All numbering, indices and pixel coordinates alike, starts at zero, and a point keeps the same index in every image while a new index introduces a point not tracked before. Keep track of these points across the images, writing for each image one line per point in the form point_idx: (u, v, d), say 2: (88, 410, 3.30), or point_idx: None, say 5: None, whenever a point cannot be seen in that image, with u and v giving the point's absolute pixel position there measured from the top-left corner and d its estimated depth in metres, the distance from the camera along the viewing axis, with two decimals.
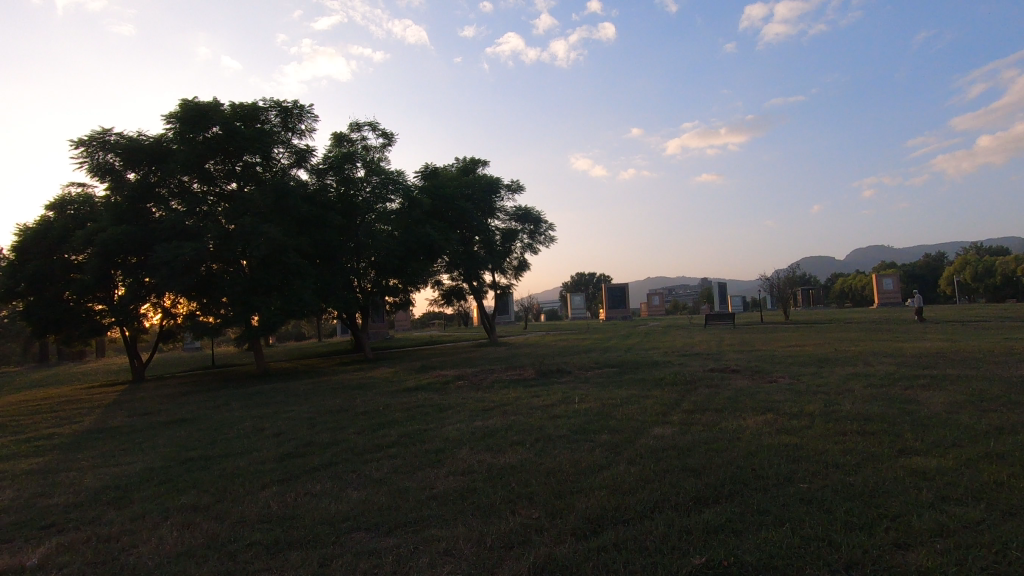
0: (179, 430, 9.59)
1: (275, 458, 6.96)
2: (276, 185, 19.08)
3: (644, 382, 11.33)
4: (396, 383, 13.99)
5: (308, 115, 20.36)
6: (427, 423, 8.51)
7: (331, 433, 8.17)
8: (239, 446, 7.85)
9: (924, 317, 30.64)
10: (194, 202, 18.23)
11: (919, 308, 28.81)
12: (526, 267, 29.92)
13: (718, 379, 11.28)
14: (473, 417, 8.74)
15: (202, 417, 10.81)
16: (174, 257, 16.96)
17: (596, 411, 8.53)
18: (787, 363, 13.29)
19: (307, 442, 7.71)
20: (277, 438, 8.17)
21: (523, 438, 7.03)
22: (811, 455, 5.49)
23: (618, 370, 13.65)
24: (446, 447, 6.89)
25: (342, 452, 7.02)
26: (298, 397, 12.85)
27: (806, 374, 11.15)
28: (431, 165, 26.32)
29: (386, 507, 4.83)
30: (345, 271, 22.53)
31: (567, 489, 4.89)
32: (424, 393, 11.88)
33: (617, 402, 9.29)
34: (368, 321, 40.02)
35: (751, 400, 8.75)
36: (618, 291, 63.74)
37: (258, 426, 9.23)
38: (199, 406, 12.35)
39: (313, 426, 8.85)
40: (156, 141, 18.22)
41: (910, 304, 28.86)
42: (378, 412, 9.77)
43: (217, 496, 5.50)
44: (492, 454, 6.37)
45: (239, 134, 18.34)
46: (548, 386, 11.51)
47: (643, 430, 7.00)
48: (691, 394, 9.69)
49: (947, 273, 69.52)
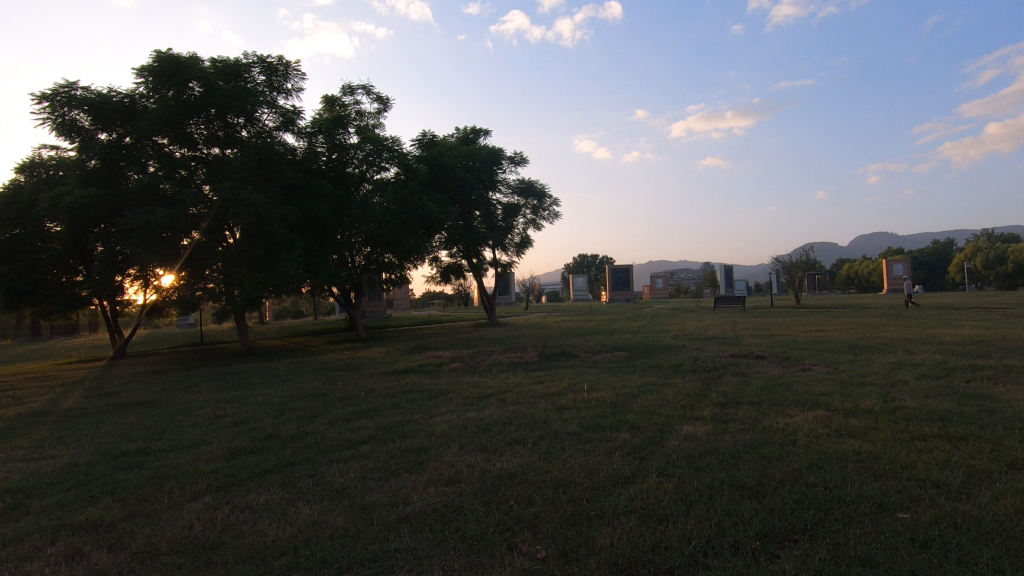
0: (132, 415, 8.38)
1: (225, 455, 5.77)
2: (261, 147, 17.68)
3: (660, 369, 10.11)
4: (386, 364, 12.82)
5: (295, 74, 18.92)
6: (413, 412, 7.31)
7: (300, 424, 6.97)
8: (188, 438, 6.63)
9: (930, 307, 29.39)
10: (170, 165, 16.84)
11: (910, 299, 27.96)
12: (529, 244, 28.56)
13: (745, 365, 10.10)
14: (467, 406, 7.54)
15: (165, 401, 9.64)
16: (146, 223, 15.56)
17: (611, 402, 7.31)
18: (815, 349, 12.08)
19: (268, 434, 6.50)
20: (235, 428, 6.96)
21: (525, 435, 5.81)
22: (898, 469, 4.25)
23: (629, 354, 12.43)
24: (430, 445, 5.67)
25: (305, 449, 5.80)
26: (278, 378, 11.65)
27: (843, 362, 9.92)
28: (429, 133, 24.85)
29: (342, 535, 3.63)
30: (336, 244, 21.23)
31: (584, 515, 3.66)
32: (414, 377, 10.67)
33: (633, 391, 8.07)
34: (364, 299, 38.79)
35: (792, 392, 7.53)
36: (621, 273, 62.42)
37: (220, 412, 8.03)
38: (166, 388, 11.18)
39: (280, 414, 7.64)
40: (128, 98, 16.78)
41: (905, 293, 27.95)
42: (359, 398, 8.58)
43: (133, 510, 4.29)
44: (487, 457, 5.15)
45: (220, 91, 16.91)
46: (552, 371, 10.27)
47: (672, 428, 5.77)
48: (718, 383, 8.45)
49: (958, 261, 67.98)
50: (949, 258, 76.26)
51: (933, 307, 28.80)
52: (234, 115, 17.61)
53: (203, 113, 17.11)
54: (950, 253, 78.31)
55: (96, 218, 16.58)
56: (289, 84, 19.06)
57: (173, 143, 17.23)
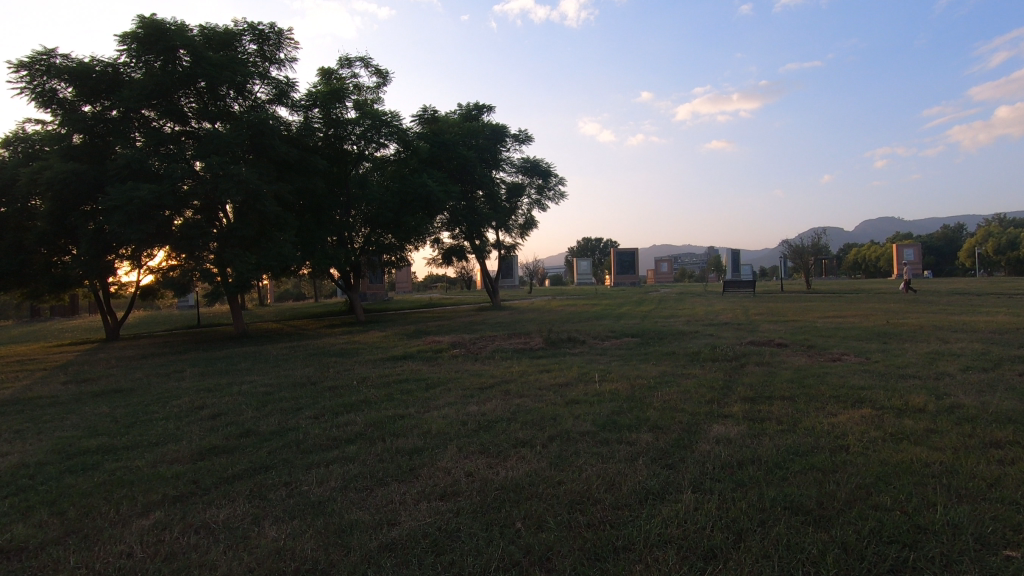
0: (104, 405, 7.71)
1: (193, 455, 5.10)
2: (252, 120, 16.80)
3: (676, 357, 9.38)
4: (383, 350, 12.14)
5: (288, 43, 17.99)
6: (407, 405, 6.61)
7: (283, 418, 6.28)
8: (156, 434, 5.95)
9: (939, 292, 28.63)
10: (157, 139, 15.98)
11: (911, 283, 27.35)
12: (534, 225, 27.73)
13: (768, 354, 9.39)
14: (467, 398, 6.84)
15: (145, 389, 8.97)
16: (129, 199, 14.69)
17: (628, 396, 6.59)
18: (838, 337, 11.33)
19: (244, 430, 5.82)
20: (210, 423, 6.27)
21: (532, 434, 5.11)
22: (985, 487, 3.51)
23: (640, 341, 11.70)
24: (425, 447, 4.97)
25: (283, 449, 5.12)
26: (268, 365, 10.97)
27: (875, 352, 9.19)
28: (430, 108, 23.88)
29: (311, 570, 2.94)
30: (333, 224, 20.45)
31: (609, 547, 2.97)
32: (412, 364, 9.97)
33: (650, 382, 7.35)
34: (365, 281, 38.13)
35: (829, 385, 6.81)
36: (626, 257, 61.58)
37: (198, 403, 7.36)
38: (148, 374, 10.54)
39: (263, 406, 6.95)
40: (112, 67, 15.84)
41: (909, 279, 27.30)
42: (351, 387, 7.90)
43: (67, 529, 3.60)
44: (489, 462, 4.47)
45: (209, 61, 16.00)
46: (559, 359, 9.57)
47: (700, 428, 5.06)
48: (742, 374, 7.72)
49: (968, 246, 66.87)
50: (959, 243, 75.09)
51: (938, 292, 28.15)
52: (225, 87, 16.72)
53: (191, 84, 16.20)
54: (959, 238, 77.16)
55: (80, 194, 15.77)
56: (282, 54, 18.13)
57: (160, 116, 16.35)
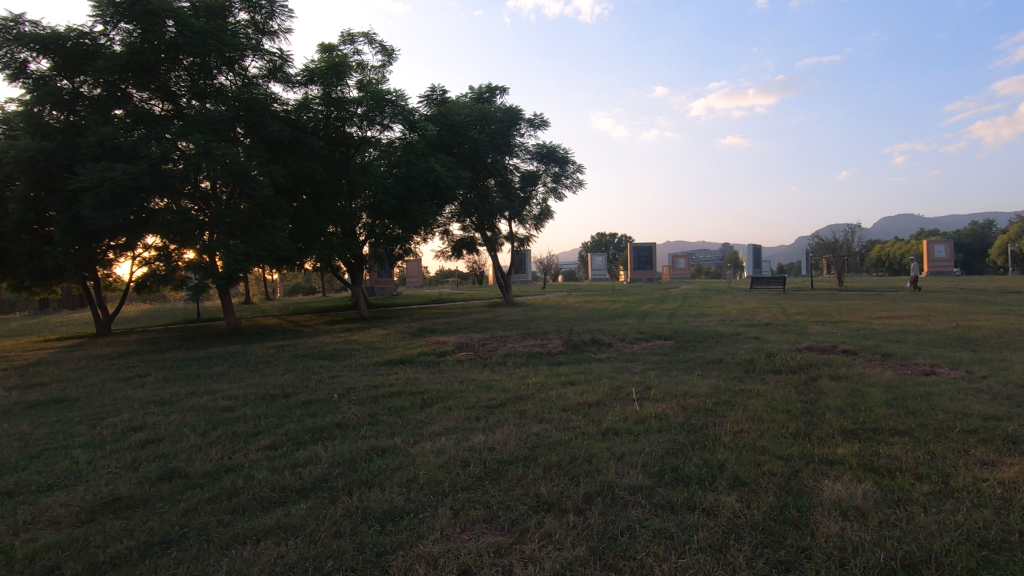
0: (25, 423, 6.25)
1: (82, 513, 3.61)
2: (243, 97, 15.28)
3: (725, 367, 7.73)
4: (379, 351, 10.62)
5: (282, 13, 16.58)
6: (393, 433, 5.06)
7: (227, 450, 4.77)
8: (55, 472, 4.46)
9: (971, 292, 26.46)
10: (137, 116, 14.55)
11: (917, 280, 25.79)
12: (549, 216, 26.08)
13: (840, 364, 7.71)
14: (471, 423, 5.28)
15: (91, 398, 7.50)
16: (102, 181, 13.29)
17: (683, 424, 4.99)
18: (912, 342, 9.57)
19: (168, 470, 4.31)
20: (134, 455, 4.77)
21: (561, 491, 3.55)
22: None
23: (675, 344, 10.05)
24: (405, 508, 3.44)
25: (206, 508, 3.61)
26: (247, 369, 9.50)
27: (975, 364, 7.44)
28: (440, 89, 22.29)
29: None
30: (333, 213, 19.01)
31: None
32: (409, 370, 8.44)
33: (706, 403, 5.70)
34: (373, 276, 36.78)
35: (950, 412, 5.13)
36: (644, 251, 59.69)
37: (136, 423, 5.87)
38: (108, 379, 9.08)
39: (212, 430, 5.46)
40: (86, 35, 14.42)
41: (917, 280, 25.71)
42: (329, 403, 6.42)
43: None
44: (499, 549, 2.91)
45: (196, 30, 14.57)
46: (583, 367, 7.99)
47: (805, 487, 3.48)
48: (821, 394, 6.07)
49: (999, 244, 63.69)
50: (991, 241, 71.85)
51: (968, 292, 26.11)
52: (214, 60, 15.28)
53: (176, 57, 14.79)
54: (990, 236, 73.88)
55: (56, 176, 14.45)
56: (276, 26, 16.68)
57: (141, 91, 14.94)
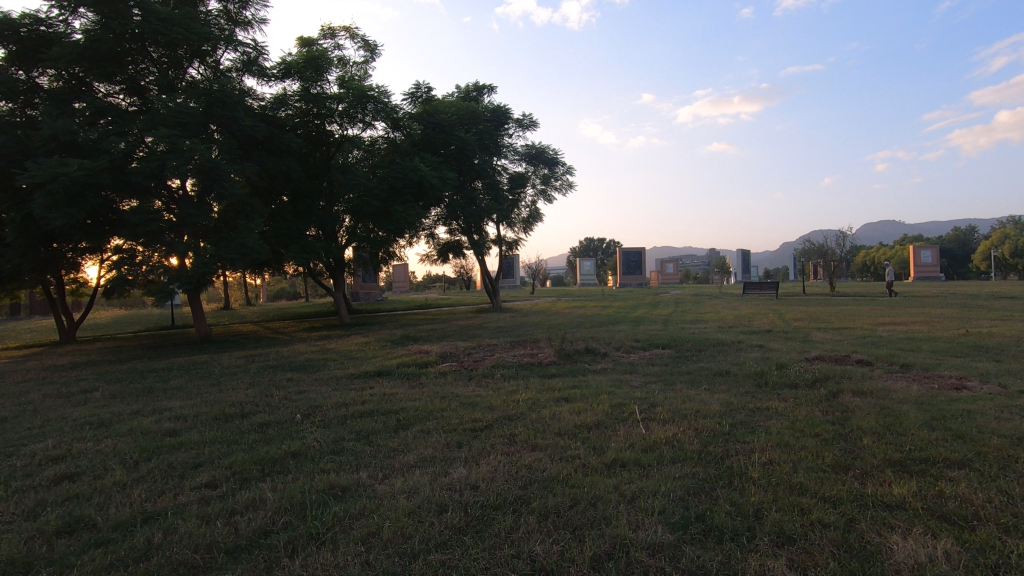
0: None
1: None
2: (212, 89, 14.39)
3: (734, 381, 7.02)
4: (356, 362, 9.79)
5: (256, 3, 15.80)
6: (359, 466, 4.26)
7: (155, 490, 3.93)
8: None
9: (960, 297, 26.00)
10: (96, 108, 13.59)
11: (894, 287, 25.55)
12: (538, 219, 25.33)
13: (859, 377, 7.01)
14: (452, 452, 4.50)
15: (19, 419, 6.58)
16: (55, 176, 12.31)
17: (700, 453, 4.25)
18: (928, 352, 8.90)
19: (70, 521, 3.46)
20: (36, 497, 3.91)
21: (562, 553, 2.78)
22: None
23: (675, 354, 9.33)
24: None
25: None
26: (207, 382, 8.62)
27: (1006, 377, 6.76)
28: (425, 87, 21.53)
29: None
30: (312, 214, 18.10)
31: None
32: (385, 385, 7.62)
33: (723, 426, 4.97)
34: (357, 280, 35.76)
35: (1004, 438, 4.44)
36: (633, 256, 59.20)
37: (58, 451, 5.00)
38: (49, 394, 8.15)
39: (144, 461, 4.62)
40: (43, 21, 13.49)
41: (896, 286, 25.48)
42: (291, 425, 5.60)
43: None
44: None
45: (163, 17, 13.69)
46: (578, 381, 7.25)
47: (873, 546, 2.74)
48: (849, 413, 5.36)
49: (982, 249, 64.06)
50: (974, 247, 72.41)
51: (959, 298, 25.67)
52: (183, 51, 14.42)
53: (141, 46, 13.89)
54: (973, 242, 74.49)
55: (9, 172, 13.43)
56: (250, 16, 15.85)
57: (103, 82, 14.00)
